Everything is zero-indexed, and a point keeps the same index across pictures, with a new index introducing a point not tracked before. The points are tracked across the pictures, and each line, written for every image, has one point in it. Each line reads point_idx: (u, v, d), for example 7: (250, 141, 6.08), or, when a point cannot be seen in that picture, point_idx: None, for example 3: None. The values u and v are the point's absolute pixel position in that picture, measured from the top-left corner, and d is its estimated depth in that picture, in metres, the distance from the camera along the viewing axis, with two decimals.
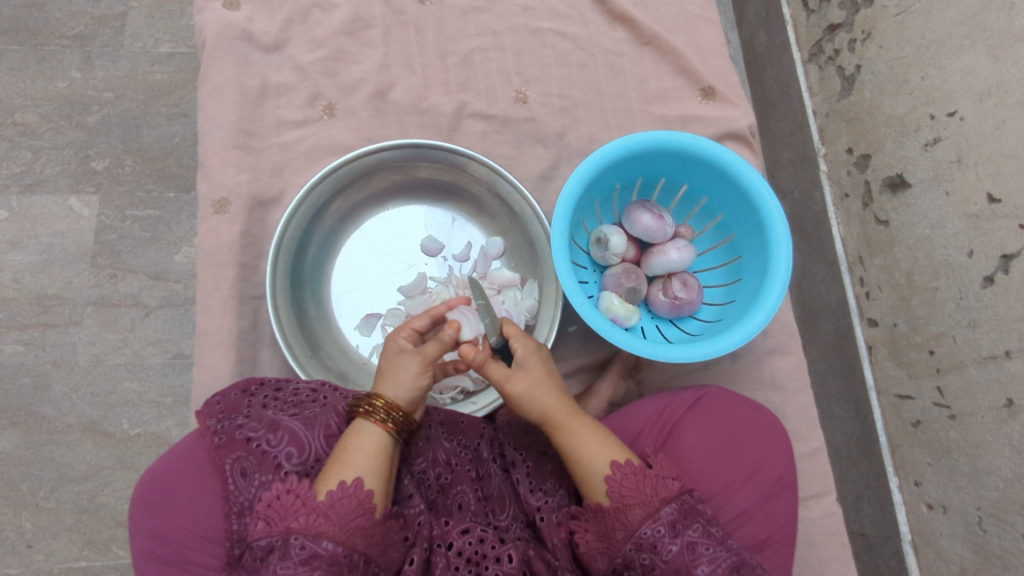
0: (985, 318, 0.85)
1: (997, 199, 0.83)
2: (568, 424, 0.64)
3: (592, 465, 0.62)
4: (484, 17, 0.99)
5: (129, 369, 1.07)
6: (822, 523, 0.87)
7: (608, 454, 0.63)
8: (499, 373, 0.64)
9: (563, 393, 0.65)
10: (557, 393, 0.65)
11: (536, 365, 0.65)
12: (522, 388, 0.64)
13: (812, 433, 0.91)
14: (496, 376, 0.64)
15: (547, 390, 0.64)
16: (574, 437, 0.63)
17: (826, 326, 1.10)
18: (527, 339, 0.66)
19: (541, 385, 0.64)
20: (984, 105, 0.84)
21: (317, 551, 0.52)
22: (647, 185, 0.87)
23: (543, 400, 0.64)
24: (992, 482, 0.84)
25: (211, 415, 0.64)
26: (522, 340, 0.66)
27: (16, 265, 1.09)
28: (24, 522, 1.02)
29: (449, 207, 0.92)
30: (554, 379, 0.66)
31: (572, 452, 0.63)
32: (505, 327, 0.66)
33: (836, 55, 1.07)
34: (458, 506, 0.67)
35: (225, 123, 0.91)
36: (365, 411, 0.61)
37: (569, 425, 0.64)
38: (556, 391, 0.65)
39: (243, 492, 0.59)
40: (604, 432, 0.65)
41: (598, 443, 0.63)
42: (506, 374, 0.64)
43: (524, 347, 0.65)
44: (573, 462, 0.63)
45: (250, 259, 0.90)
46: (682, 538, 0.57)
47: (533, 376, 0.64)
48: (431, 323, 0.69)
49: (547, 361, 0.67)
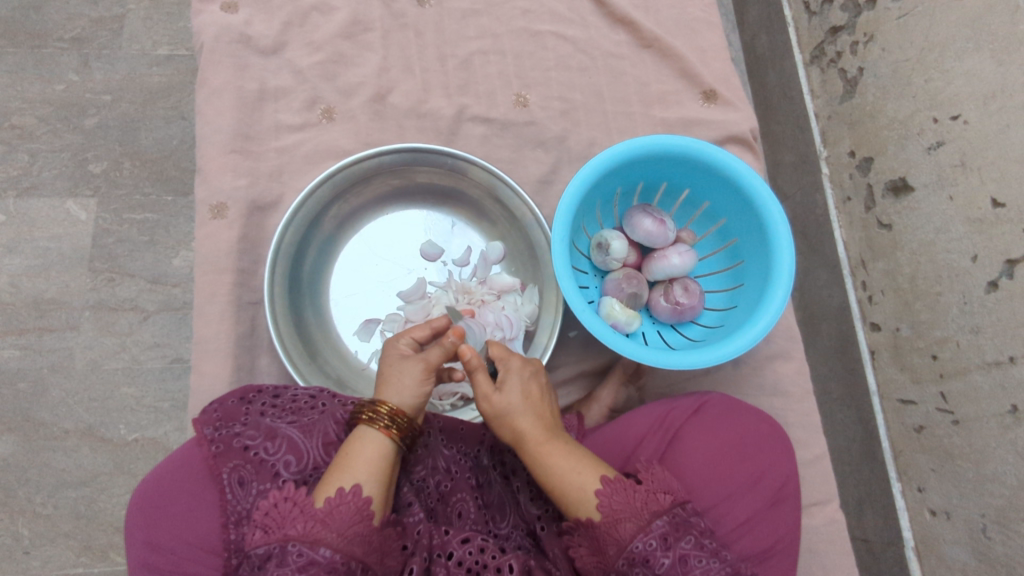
0: (989, 323, 0.84)
1: (1001, 203, 0.82)
2: (538, 452, 0.62)
3: (564, 491, 0.61)
4: (484, 20, 0.98)
5: (127, 373, 1.06)
6: (825, 530, 0.87)
7: (584, 482, 0.60)
8: (485, 387, 0.64)
9: (540, 417, 0.64)
10: (533, 417, 0.64)
11: (514, 388, 0.64)
12: (496, 409, 0.63)
13: (814, 438, 0.90)
14: (480, 391, 0.64)
15: (523, 414, 0.63)
16: (546, 464, 0.62)
17: (828, 330, 1.10)
18: (511, 359, 0.66)
19: (517, 408, 0.63)
20: (988, 109, 0.83)
21: (315, 558, 0.51)
22: (648, 190, 0.87)
23: (518, 424, 0.63)
24: (996, 488, 0.84)
25: (209, 422, 0.63)
26: (505, 360, 0.66)
27: (13, 270, 1.09)
28: (21, 528, 1.02)
29: (449, 211, 0.91)
30: (532, 402, 0.64)
31: (546, 478, 0.62)
32: (490, 348, 0.66)
33: (838, 58, 1.06)
34: (458, 514, 0.66)
35: (224, 127, 0.90)
36: (368, 417, 0.60)
37: (540, 452, 0.62)
38: (532, 415, 0.63)
39: (241, 501, 0.59)
40: (581, 456, 0.62)
41: (570, 470, 0.61)
42: (488, 392, 0.64)
43: (505, 368, 0.65)
44: (548, 488, 0.62)
45: (249, 264, 0.89)
46: (674, 550, 0.56)
47: (510, 399, 0.63)
48: (433, 334, 0.68)
49: (529, 382, 0.65)
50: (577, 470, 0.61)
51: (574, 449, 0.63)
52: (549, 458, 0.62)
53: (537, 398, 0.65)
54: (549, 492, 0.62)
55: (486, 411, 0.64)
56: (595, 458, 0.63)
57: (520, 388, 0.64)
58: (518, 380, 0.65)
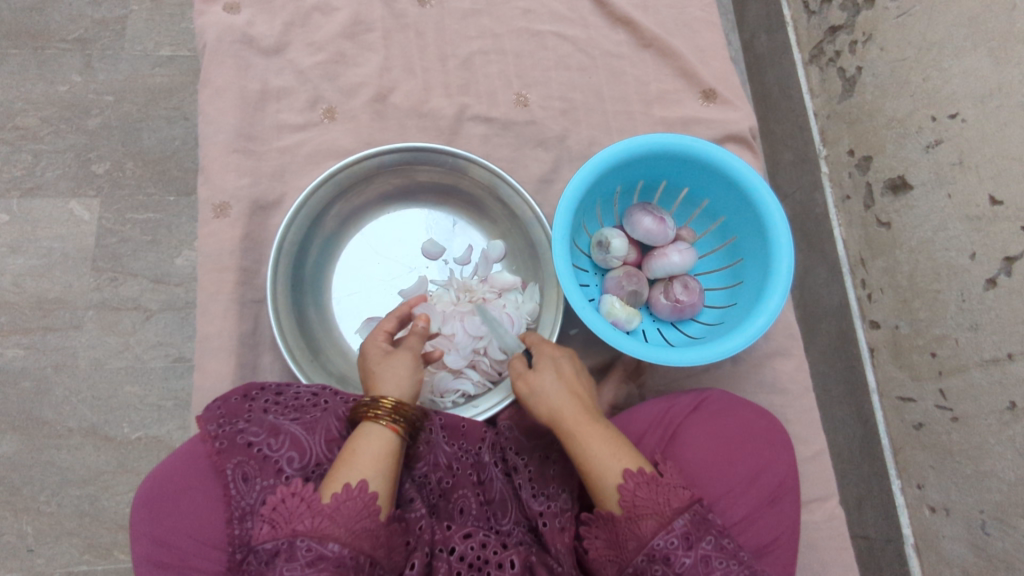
0: (987, 320, 0.85)
1: (999, 201, 0.82)
2: (575, 430, 0.63)
3: (601, 475, 0.61)
4: (485, 20, 0.99)
5: (130, 372, 1.07)
6: (824, 526, 0.87)
7: (619, 466, 0.61)
8: (517, 369, 0.68)
9: (575, 397, 0.65)
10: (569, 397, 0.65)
11: (548, 368, 0.67)
12: (530, 386, 0.67)
13: (814, 434, 0.91)
14: (515, 374, 0.68)
15: (558, 393, 0.65)
16: (583, 445, 0.62)
17: (828, 328, 1.10)
18: (547, 344, 0.72)
19: (549, 386, 0.66)
20: (986, 107, 0.83)
21: (323, 553, 0.51)
22: (648, 188, 0.87)
23: (552, 403, 0.65)
24: (995, 484, 0.84)
25: (212, 419, 0.64)
26: (541, 344, 0.71)
27: (17, 269, 1.09)
28: (25, 526, 1.02)
29: (449, 210, 0.92)
30: (569, 383, 0.67)
31: (581, 461, 0.63)
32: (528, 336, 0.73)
33: (836, 57, 1.07)
34: (459, 511, 0.67)
35: (226, 126, 0.91)
36: (369, 415, 0.60)
37: (575, 431, 0.63)
38: (566, 395, 0.65)
39: (244, 497, 0.59)
40: (618, 442, 0.63)
41: (608, 455, 0.61)
42: (522, 375, 0.68)
43: (540, 350, 0.70)
44: (583, 470, 0.63)
45: (251, 262, 0.90)
46: (696, 550, 0.57)
47: (545, 379, 0.66)
48: (401, 322, 0.73)
49: (563, 365, 0.68)
50: (615, 454, 0.61)
51: (609, 434, 0.64)
52: (586, 438, 0.63)
53: (573, 378, 0.67)
54: (584, 476, 0.63)
55: (522, 392, 0.68)
56: (630, 446, 0.63)
57: (554, 368, 0.67)
58: (552, 362, 0.68)
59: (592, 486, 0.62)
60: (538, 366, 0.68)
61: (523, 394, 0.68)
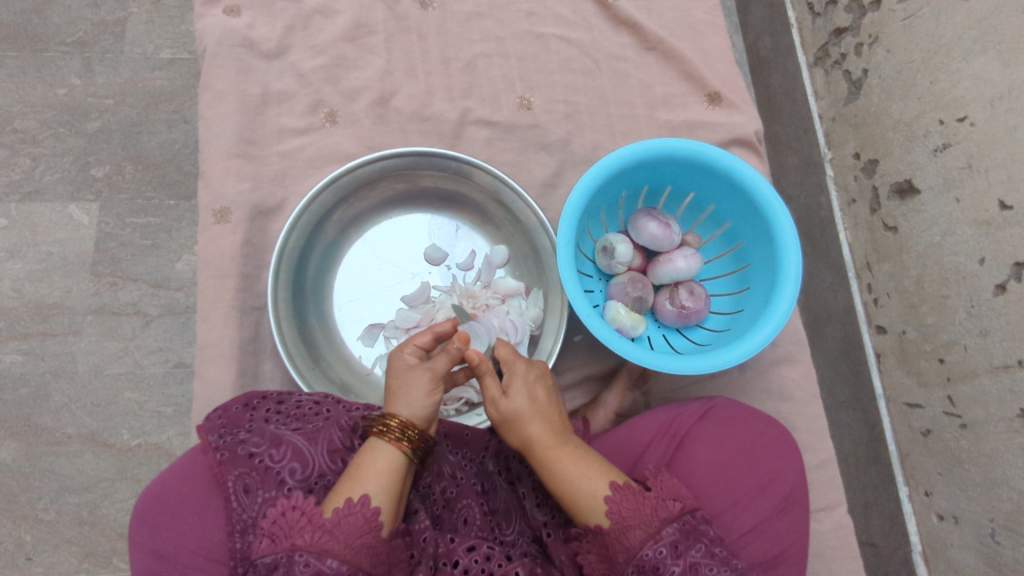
0: (997, 326, 0.84)
1: (1009, 206, 0.81)
2: (546, 457, 0.62)
3: (575, 497, 0.60)
4: (488, 23, 0.98)
5: (130, 378, 1.06)
6: (832, 535, 0.86)
7: (597, 481, 0.60)
8: (492, 391, 0.64)
9: (548, 422, 0.63)
10: (541, 422, 0.63)
11: (519, 393, 0.63)
12: (504, 414, 0.63)
13: (822, 442, 0.89)
14: (488, 394, 0.64)
15: (531, 418, 0.62)
16: (553, 469, 0.61)
17: (833, 333, 1.09)
18: (517, 361, 0.66)
19: (524, 413, 0.62)
20: (996, 110, 0.82)
21: (322, 569, 0.51)
22: (654, 193, 0.86)
23: (526, 429, 0.62)
24: (1005, 493, 0.83)
25: (213, 429, 0.63)
26: (512, 363, 0.65)
27: (16, 274, 1.08)
28: (24, 534, 1.01)
29: (452, 215, 0.91)
30: (539, 406, 0.63)
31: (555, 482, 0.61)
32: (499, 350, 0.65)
33: (842, 59, 1.06)
34: (463, 521, 0.65)
35: (227, 131, 0.90)
36: (378, 430, 0.59)
37: (546, 457, 0.62)
38: (539, 420, 0.63)
39: (246, 509, 0.58)
40: (590, 461, 0.62)
41: (579, 477, 0.60)
42: (495, 396, 0.64)
43: (512, 371, 0.64)
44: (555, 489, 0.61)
45: (252, 268, 0.89)
46: (685, 559, 0.56)
47: (517, 405, 0.62)
48: (436, 339, 0.67)
49: (534, 386, 0.64)
50: (587, 475, 0.60)
51: (583, 454, 0.63)
52: (558, 463, 0.61)
53: (543, 400, 0.64)
54: (559, 495, 0.61)
55: (494, 416, 0.64)
56: (603, 461, 0.63)
57: (525, 393, 0.63)
58: (524, 382, 0.64)
59: (568, 505, 0.61)
60: (509, 387, 0.64)
61: (494, 416, 0.64)
